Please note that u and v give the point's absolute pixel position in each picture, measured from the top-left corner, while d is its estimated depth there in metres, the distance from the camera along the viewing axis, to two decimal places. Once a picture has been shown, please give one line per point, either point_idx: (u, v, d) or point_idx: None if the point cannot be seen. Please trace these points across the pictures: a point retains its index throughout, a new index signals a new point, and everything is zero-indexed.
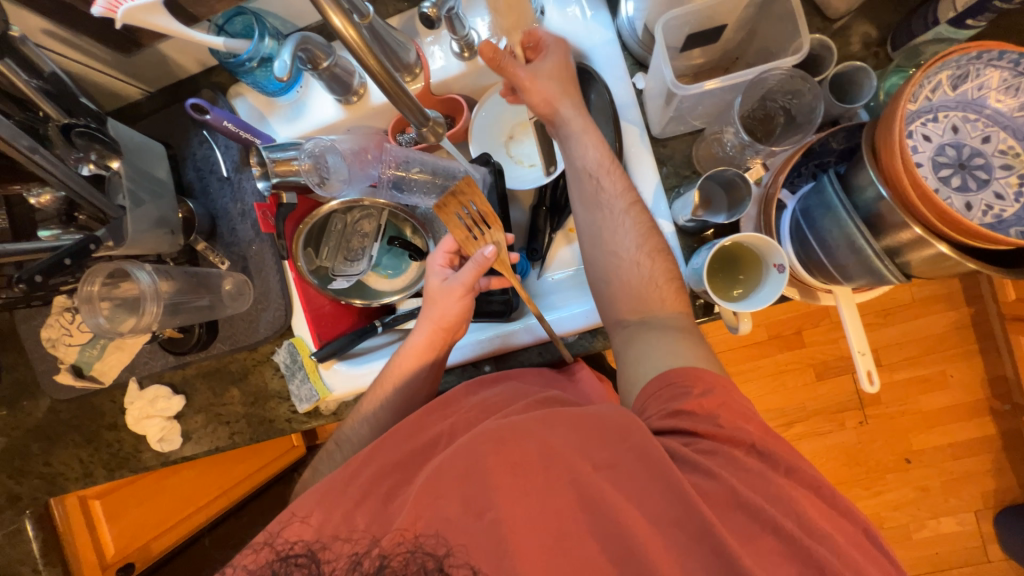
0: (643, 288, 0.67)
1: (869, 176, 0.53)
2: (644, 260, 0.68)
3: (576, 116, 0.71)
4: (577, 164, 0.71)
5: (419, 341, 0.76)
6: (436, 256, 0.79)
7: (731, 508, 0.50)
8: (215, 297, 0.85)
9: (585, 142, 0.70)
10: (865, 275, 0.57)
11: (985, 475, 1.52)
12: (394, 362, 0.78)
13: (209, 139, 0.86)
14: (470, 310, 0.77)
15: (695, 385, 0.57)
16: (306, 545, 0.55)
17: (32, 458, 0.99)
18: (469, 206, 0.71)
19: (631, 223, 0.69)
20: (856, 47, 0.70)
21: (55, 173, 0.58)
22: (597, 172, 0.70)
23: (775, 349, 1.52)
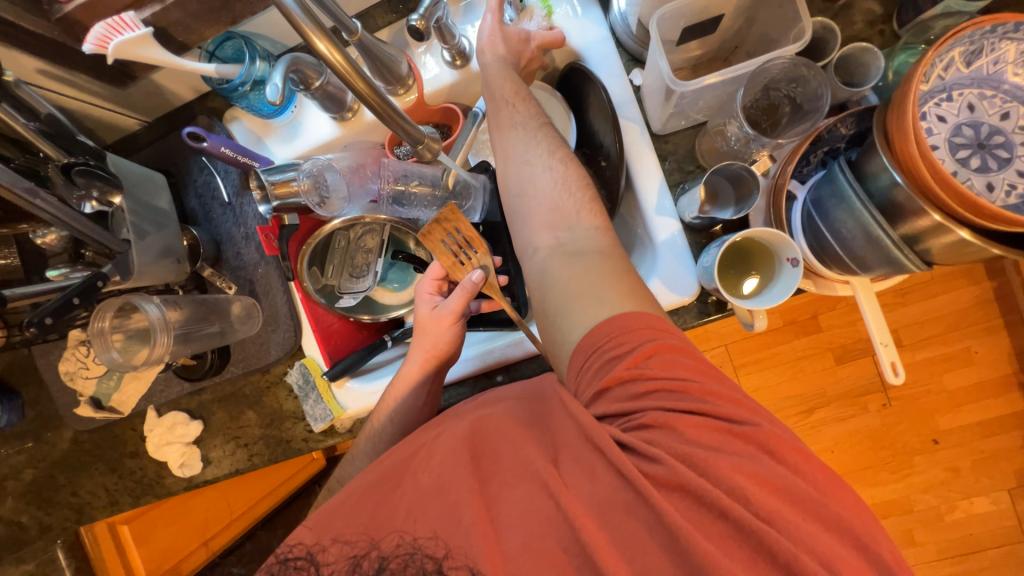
0: (555, 192, 0.65)
1: (882, 163, 0.51)
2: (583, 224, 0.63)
3: (499, 57, 0.70)
4: (492, 95, 0.70)
5: (413, 371, 0.76)
6: (424, 285, 0.80)
7: (692, 498, 0.47)
8: (225, 322, 0.85)
9: (501, 74, 0.69)
10: (884, 265, 0.55)
11: (1017, 452, 1.48)
12: (388, 393, 0.78)
13: (209, 165, 0.86)
14: (462, 336, 0.77)
15: (619, 349, 0.53)
16: (305, 548, 0.57)
17: (60, 488, 1.01)
18: (455, 232, 0.74)
19: (539, 137, 0.68)
20: (859, 26, 0.67)
21: (56, 213, 0.59)
22: (513, 100, 0.69)
23: (792, 335, 1.49)
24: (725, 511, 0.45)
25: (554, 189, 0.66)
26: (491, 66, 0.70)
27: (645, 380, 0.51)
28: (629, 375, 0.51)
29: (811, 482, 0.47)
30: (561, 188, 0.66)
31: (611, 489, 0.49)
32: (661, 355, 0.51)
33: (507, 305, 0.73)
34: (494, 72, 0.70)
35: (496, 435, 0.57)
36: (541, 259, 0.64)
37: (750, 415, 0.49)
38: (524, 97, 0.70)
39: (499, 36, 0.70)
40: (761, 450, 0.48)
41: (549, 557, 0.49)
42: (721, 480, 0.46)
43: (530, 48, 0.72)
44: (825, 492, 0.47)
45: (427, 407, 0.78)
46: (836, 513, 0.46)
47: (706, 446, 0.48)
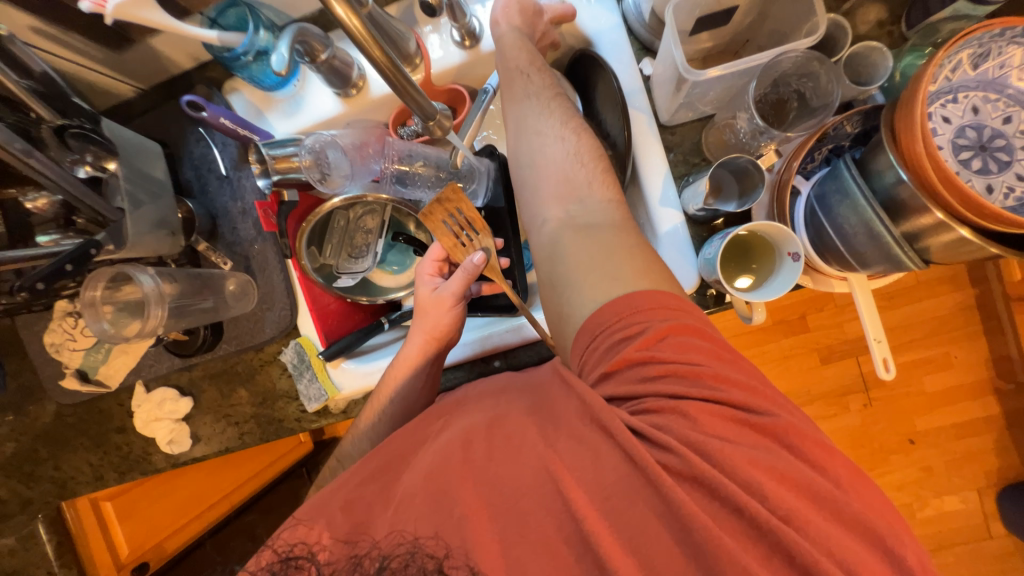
0: (568, 163, 0.65)
1: (889, 160, 0.52)
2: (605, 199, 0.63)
3: (515, 27, 0.70)
4: (506, 63, 0.69)
5: (411, 353, 0.76)
6: (425, 265, 0.79)
7: (691, 483, 0.47)
8: (218, 297, 0.84)
9: (518, 44, 0.69)
10: (883, 262, 0.56)
11: (989, 453, 1.53)
12: (388, 375, 0.78)
13: (206, 137, 0.84)
14: (462, 318, 0.77)
15: (631, 329, 0.53)
16: (305, 547, 0.55)
17: (42, 462, 0.99)
18: (457, 213, 0.73)
19: (552, 109, 0.67)
20: (868, 26, 0.68)
21: (50, 175, 0.57)
22: (529, 70, 0.69)
23: (780, 333, 1.52)
24: (725, 497, 0.46)
25: (567, 161, 0.65)
26: (507, 34, 0.70)
27: (659, 363, 0.51)
28: (642, 355, 0.52)
29: (807, 471, 0.49)
30: (574, 160, 0.65)
31: (614, 472, 0.50)
32: (675, 336, 0.52)
33: (507, 287, 0.74)
34: (510, 41, 0.69)
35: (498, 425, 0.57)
36: (550, 231, 0.64)
37: (750, 404, 0.50)
38: (540, 68, 0.69)
39: (514, 7, 0.70)
40: (760, 438, 0.49)
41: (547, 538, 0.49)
42: (721, 468, 0.47)
43: (543, 21, 0.71)
44: (821, 480, 0.48)
45: (426, 391, 0.77)
46: (831, 500, 0.47)
47: (708, 433, 0.48)
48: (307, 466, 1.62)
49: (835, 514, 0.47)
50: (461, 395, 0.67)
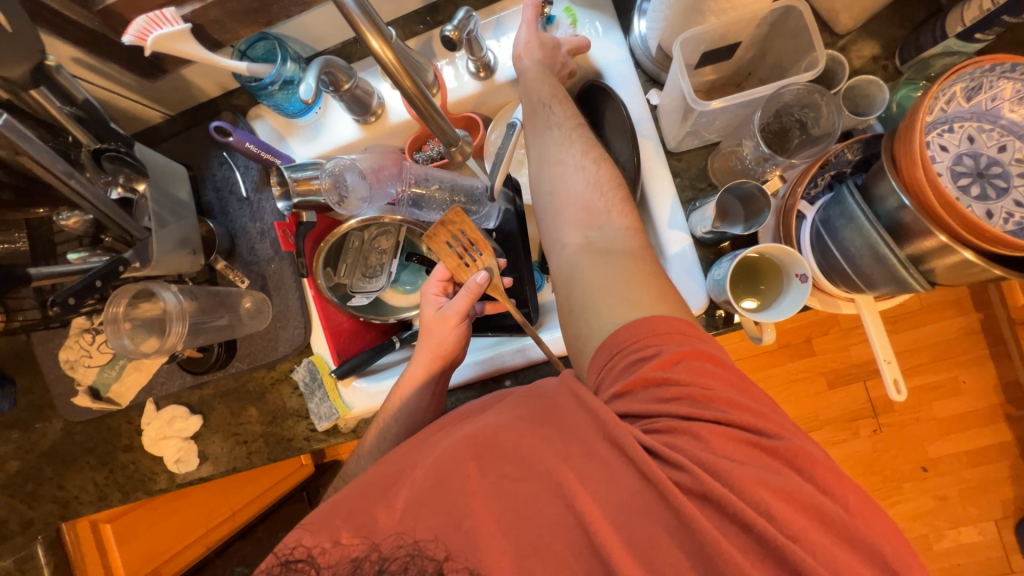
0: (585, 188, 0.67)
1: (890, 186, 0.54)
2: (612, 215, 0.66)
3: (537, 61, 0.74)
4: (530, 97, 0.73)
5: (418, 371, 0.77)
6: (430, 285, 0.79)
7: (707, 504, 0.47)
8: (234, 315, 0.86)
9: (541, 79, 0.73)
10: (890, 284, 0.57)
11: (1004, 482, 1.50)
12: (393, 393, 0.78)
13: (229, 160, 0.87)
14: (467, 336, 0.77)
15: (648, 351, 0.54)
16: (306, 550, 0.55)
17: (46, 481, 0.98)
18: (459, 234, 0.75)
19: (573, 139, 0.70)
20: (863, 61, 0.72)
21: (87, 196, 0.60)
22: (551, 103, 0.72)
23: (786, 357, 1.52)
24: (741, 519, 0.46)
25: (586, 189, 0.67)
26: (534, 69, 0.73)
27: (674, 385, 0.52)
28: (657, 376, 0.52)
29: (821, 491, 0.49)
30: (594, 188, 0.67)
31: (631, 494, 0.49)
32: (688, 361, 0.53)
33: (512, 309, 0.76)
34: (535, 76, 0.73)
35: (502, 431, 0.56)
36: (566, 253, 0.66)
37: (763, 423, 0.51)
38: (563, 101, 0.73)
39: (537, 43, 0.74)
40: (775, 458, 0.49)
41: (561, 562, 0.49)
42: (736, 489, 0.47)
43: (561, 54, 0.75)
44: (838, 501, 0.48)
45: (433, 412, 0.77)
46: (849, 523, 0.47)
47: (721, 453, 0.49)
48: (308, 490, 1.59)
49: (851, 536, 0.47)
50: (469, 409, 0.67)
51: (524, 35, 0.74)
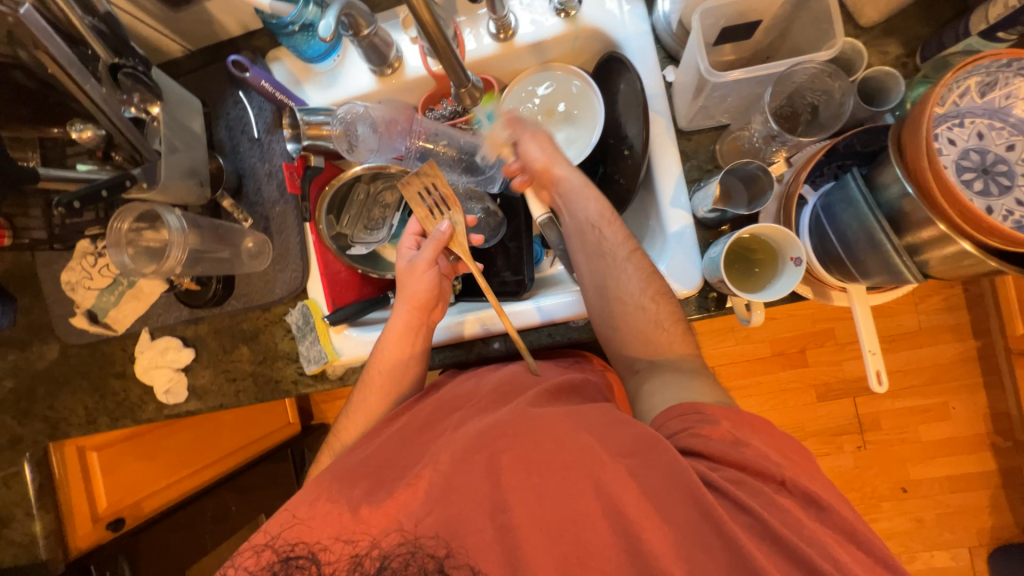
0: (636, 309, 0.71)
1: (895, 174, 0.54)
2: (648, 303, 0.71)
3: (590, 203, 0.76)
4: (580, 217, 0.76)
5: (398, 325, 0.77)
6: (406, 239, 0.83)
7: None
8: (235, 251, 0.88)
9: (587, 196, 0.76)
10: (882, 272, 0.58)
11: (983, 512, 1.49)
12: (377, 350, 0.78)
13: (244, 100, 0.88)
14: (439, 286, 0.79)
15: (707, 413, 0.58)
16: (306, 547, 0.56)
17: (38, 400, 1.00)
18: (432, 188, 0.77)
19: (634, 268, 0.73)
20: (885, 56, 0.71)
21: (97, 101, 0.60)
22: (601, 224, 0.75)
23: (778, 365, 1.52)
24: None
25: (648, 326, 0.71)
26: (575, 187, 0.77)
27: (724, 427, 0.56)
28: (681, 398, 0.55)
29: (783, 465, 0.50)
30: (655, 326, 0.71)
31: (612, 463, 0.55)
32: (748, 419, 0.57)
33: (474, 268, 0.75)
34: (584, 192, 0.76)
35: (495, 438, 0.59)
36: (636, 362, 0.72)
37: None
38: (611, 222, 0.76)
39: (547, 146, 0.79)
40: None
41: None
42: None
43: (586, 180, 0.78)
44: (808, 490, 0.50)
45: (416, 364, 0.78)
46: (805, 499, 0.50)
47: None
48: (293, 448, 1.60)
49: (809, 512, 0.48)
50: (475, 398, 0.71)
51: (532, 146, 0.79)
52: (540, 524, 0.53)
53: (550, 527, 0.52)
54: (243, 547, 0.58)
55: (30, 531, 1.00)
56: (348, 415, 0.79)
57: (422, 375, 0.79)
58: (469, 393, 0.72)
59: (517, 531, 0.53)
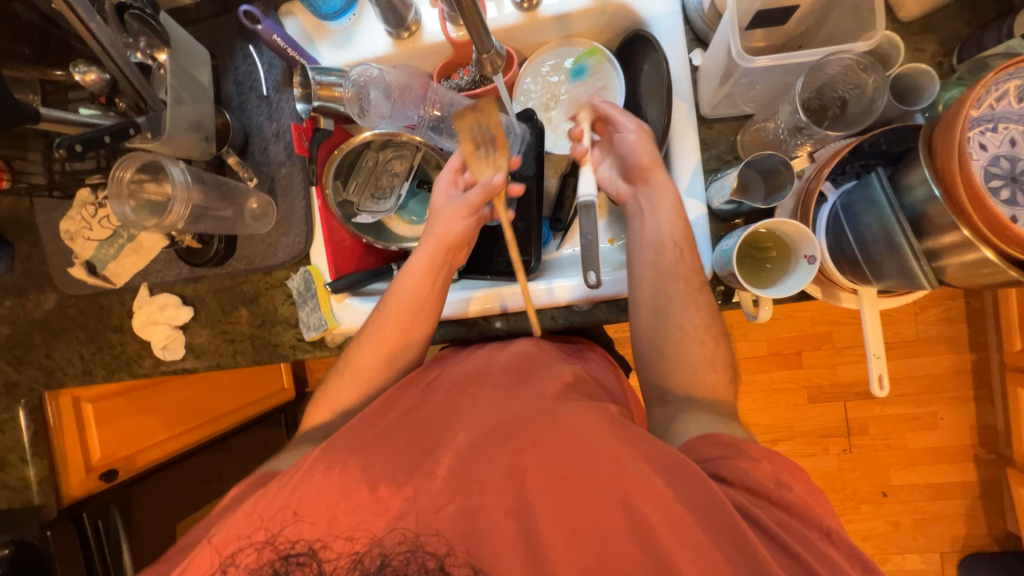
0: (690, 344, 0.68)
1: (922, 175, 0.52)
2: (708, 340, 0.68)
3: (671, 220, 0.71)
4: (658, 232, 0.71)
5: (422, 259, 0.77)
6: (444, 174, 0.80)
7: None
8: (238, 211, 0.86)
9: (675, 212, 0.71)
10: (898, 275, 0.57)
11: (958, 520, 1.53)
12: (395, 282, 0.77)
13: (253, 55, 0.85)
14: (473, 231, 0.79)
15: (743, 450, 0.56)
16: (307, 544, 0.54)
17: (34, 348, 1.00)
18: (484, 123, 0.68)
19: (700, 300, 0.69)
20: (920, 54, 0.69)
21: (102, 40, 0.57)
22: (681, 247, 0.71)
23: (774, 365, 1.52)
24: None
25: (701, 363, 0.68)
26: (668, 196, 0.71)
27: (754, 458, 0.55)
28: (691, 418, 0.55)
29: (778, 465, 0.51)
30: (707, 364, 0.68)
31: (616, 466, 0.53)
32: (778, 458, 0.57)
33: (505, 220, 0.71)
34: (671, 207, 0.71)
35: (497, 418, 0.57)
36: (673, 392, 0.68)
37: None
38: (688, 248, 0.71)
39: (652, 145, 0.72)
40: None
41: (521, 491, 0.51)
42: None
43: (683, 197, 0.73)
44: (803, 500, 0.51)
45: (425, 322, 0.77)
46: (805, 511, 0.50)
47: None
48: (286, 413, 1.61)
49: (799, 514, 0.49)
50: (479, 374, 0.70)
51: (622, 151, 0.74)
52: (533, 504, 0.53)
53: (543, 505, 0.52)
54: (243, 543, 0.55)
55: (25, 476, 1.01)
56: (342, 364, 0.78)
57: (426, 338, 0.78)
58: (477, 371, 0.71)
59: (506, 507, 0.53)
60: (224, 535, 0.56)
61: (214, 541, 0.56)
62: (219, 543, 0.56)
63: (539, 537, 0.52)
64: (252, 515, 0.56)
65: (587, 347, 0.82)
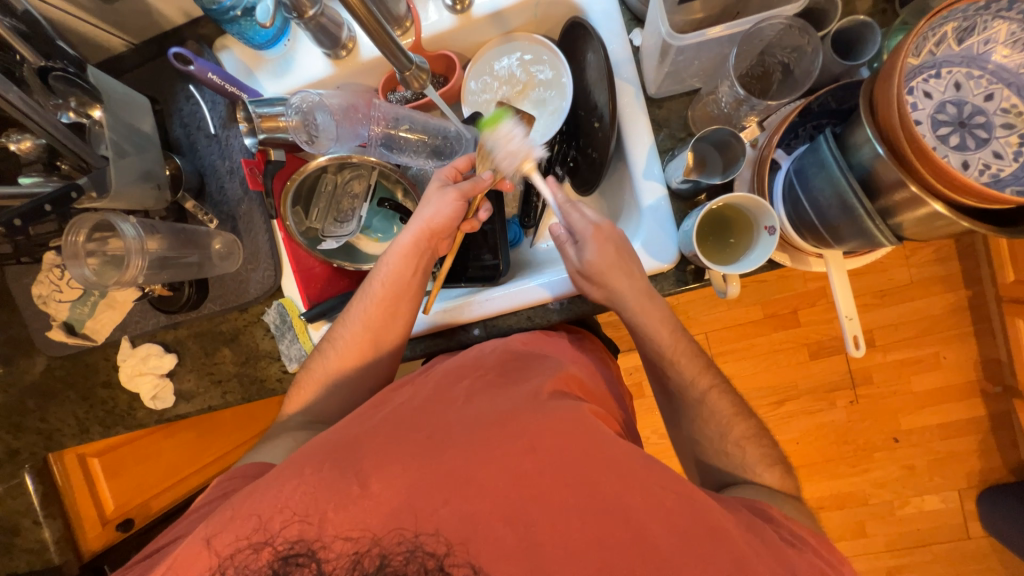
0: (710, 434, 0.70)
1: (866, 135, 0.51)
2: (718, 438, 0.69)
3: (662, 326, 0.71)
4: (644, 338, 0.72)
5: (405, 242, 0.75)
6: (445, 169, 0.78)
7: None
8: (204, 255, 0.85)
9: (655, 317, 0.70)
10: (857, 236, 0.56)
11: (972, 455, 1.53)
12: (380, 261, 0.77)
13: (195, 94, 0.84)
14: (462, 217, 0.76)
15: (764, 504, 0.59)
16: (306, 544, 0.51)
17: (29, 414, 0.98)
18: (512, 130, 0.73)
19: (710, 407, 0.71)
20: (863, 3, 0.67)
21: (18, 104, 0.57)
22: (668, 341, 0.71)
23: (771, 328, 1.51)
24: None
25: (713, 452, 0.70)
26: (633, 299, 0.69)
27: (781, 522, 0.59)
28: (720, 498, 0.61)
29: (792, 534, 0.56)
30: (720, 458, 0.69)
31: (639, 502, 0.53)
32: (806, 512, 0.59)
33: (453, 257, 0.77)
34: (649, 304, 0.70)
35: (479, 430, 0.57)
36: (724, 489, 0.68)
37: None
38: (673, 331, 0.72)
39: (614, 257, 0.68)
40: None
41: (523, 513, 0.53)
42: None
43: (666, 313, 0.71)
44: (823, 553, 0.56)
45: (409, 304, 0.77)
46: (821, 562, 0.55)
47: None
48: None
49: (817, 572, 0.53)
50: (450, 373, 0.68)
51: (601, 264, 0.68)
52: (525, 506, 0.53)
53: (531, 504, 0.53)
54: (241, 543, 0.51)
55: (41, 538, 1.02)
56: (324, 350, 0.77)
57: (409, 321, 0.78)
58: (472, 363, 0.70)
59: (494, 514, 0.52)
60: (220, 533, 0.52)
61: (196, 555, 0.51)
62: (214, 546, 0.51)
63: (527, 534, 0.52)
64: (239, 529, 0.52)
65: (587, 336, 0.84)
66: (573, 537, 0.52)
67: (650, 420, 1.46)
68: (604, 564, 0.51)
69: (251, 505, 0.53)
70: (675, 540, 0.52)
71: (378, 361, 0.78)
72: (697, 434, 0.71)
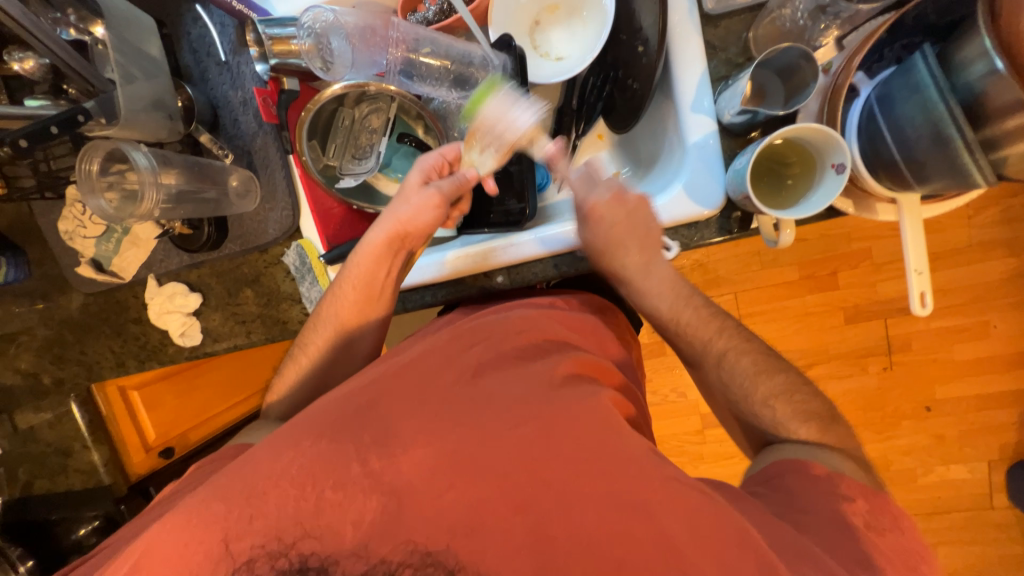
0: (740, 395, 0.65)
1: (982, 46, 0.43)
2: (753, 401, 0.64)
3: (669, 302, 0.69)
4: (654, 314, 0.70)
5: (376, 241, 0.71)
6: (430, 158, 0.75)
7: None
8: (221, 191, 0.82)
9: (665, 287, 0.69)
10: (945, 175, 0.48)
11: (1008, 427, 1.46)
12: (351, 261, 0.73)
13: (203, 16, 0.79)
14: (440, 224, 0.74)
15: (801, 488, 0.56)
16: (319, 558, 0.50)
17: (68, 346, 1.00)
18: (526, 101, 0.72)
19: (741, 361, 0.66)
20: None
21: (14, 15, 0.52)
22: (670, 322, 0.69)
23: (807, 289, 1.43)
24: None
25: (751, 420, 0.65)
26: (636, 276, 0.70)
27: (829, 498, 0.54)
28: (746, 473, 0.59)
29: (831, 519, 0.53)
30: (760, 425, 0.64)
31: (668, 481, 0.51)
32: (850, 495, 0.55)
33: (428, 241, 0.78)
34: (657, 277, 0.69)
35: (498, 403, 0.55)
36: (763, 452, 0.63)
37: None
38: (687, 299, 0.69)
39: (622, 216, 0.68)
40: None
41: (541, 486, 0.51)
42: None
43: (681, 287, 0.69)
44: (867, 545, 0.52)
45: (381, 304, 0.75)
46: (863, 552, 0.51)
47: None
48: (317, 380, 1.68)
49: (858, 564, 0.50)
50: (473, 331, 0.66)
51: (610, 230, 0.68)
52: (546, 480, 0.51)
53: (550, 481, 0.52)
54: (255, 551, 0.51)
55: (91, 460, 1.09)
56: (298, 353, 0.78)
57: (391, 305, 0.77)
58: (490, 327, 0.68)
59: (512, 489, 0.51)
60: (226, 513, 0.52)
61: (217, 513, 0.52)
62: (239, 494, 0.52)
63: (543, 516, 0.51)
64: (257, 494, 0.52)
65: (607, 307, 0.80)
66: (593, 500, 0.51)
67: (671, 379, 1.43)
68: (626, 546, 0.49)
69: (266, 470, 0.53)
70: (701, 526, 0.49)
71: (361, 336, 0.78)
72: (726, 401, 0.67)
